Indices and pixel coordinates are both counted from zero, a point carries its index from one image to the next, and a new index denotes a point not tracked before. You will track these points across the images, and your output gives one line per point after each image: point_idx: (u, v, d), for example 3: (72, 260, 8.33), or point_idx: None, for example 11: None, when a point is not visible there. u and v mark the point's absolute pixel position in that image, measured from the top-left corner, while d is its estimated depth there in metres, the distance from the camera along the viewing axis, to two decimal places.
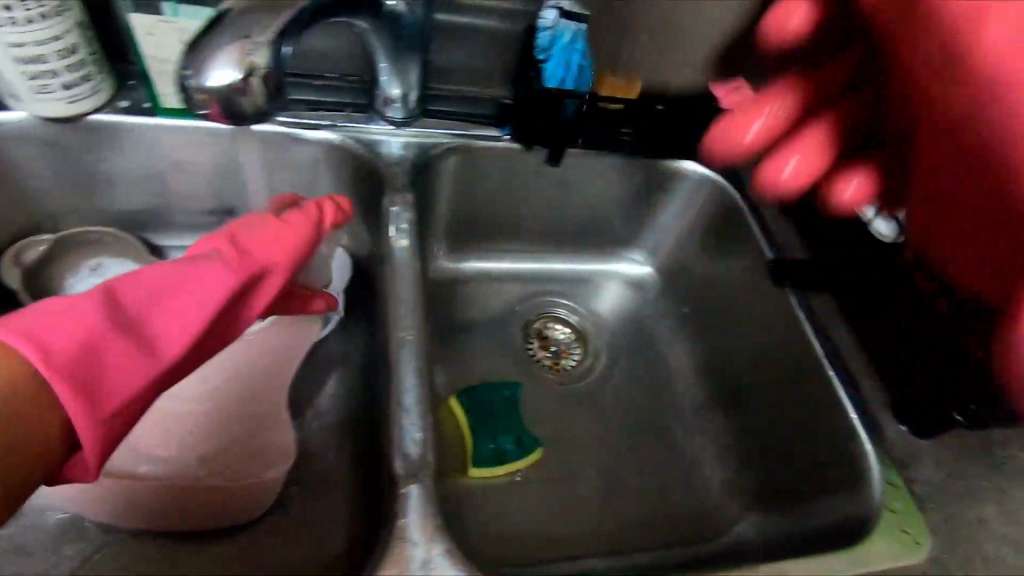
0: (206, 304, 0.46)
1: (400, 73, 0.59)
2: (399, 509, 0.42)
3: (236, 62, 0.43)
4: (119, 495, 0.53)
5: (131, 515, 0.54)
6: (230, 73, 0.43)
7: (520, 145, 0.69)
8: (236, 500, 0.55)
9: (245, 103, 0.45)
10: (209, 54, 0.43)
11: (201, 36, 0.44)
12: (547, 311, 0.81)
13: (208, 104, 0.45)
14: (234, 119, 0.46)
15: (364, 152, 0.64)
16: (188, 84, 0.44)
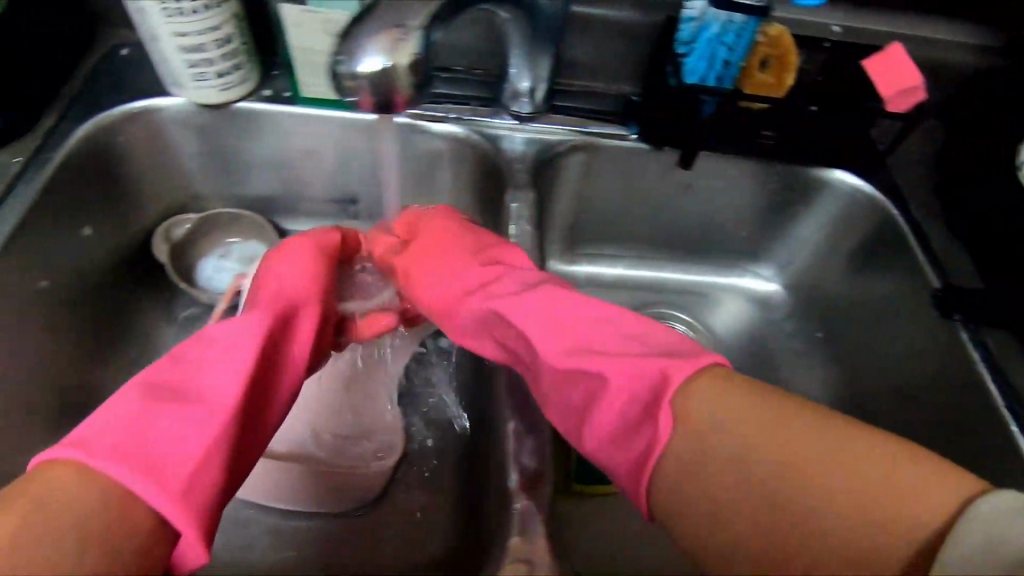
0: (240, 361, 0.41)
1: (532, 66, 0.57)
2: (514, 526, 0.40)
3: (390, 47, 0.33)
4: (273, 476, 0.53)
5: (293, 496, 0.54)
6: (384, 63, 0.33)
7: (647, 144, 0.65)
8: (361, 484, 0.55)
9: (400, 91, 0.34)
10: (358, 37, 0.33)
11: (352, 20, 0.34)
12: (660, 323, 0.75)
13: (359, 93, 0.34)
14: (386, 110, 0.36)
15: (488, 147, 0.63)
16: (339, 70, 0.33)
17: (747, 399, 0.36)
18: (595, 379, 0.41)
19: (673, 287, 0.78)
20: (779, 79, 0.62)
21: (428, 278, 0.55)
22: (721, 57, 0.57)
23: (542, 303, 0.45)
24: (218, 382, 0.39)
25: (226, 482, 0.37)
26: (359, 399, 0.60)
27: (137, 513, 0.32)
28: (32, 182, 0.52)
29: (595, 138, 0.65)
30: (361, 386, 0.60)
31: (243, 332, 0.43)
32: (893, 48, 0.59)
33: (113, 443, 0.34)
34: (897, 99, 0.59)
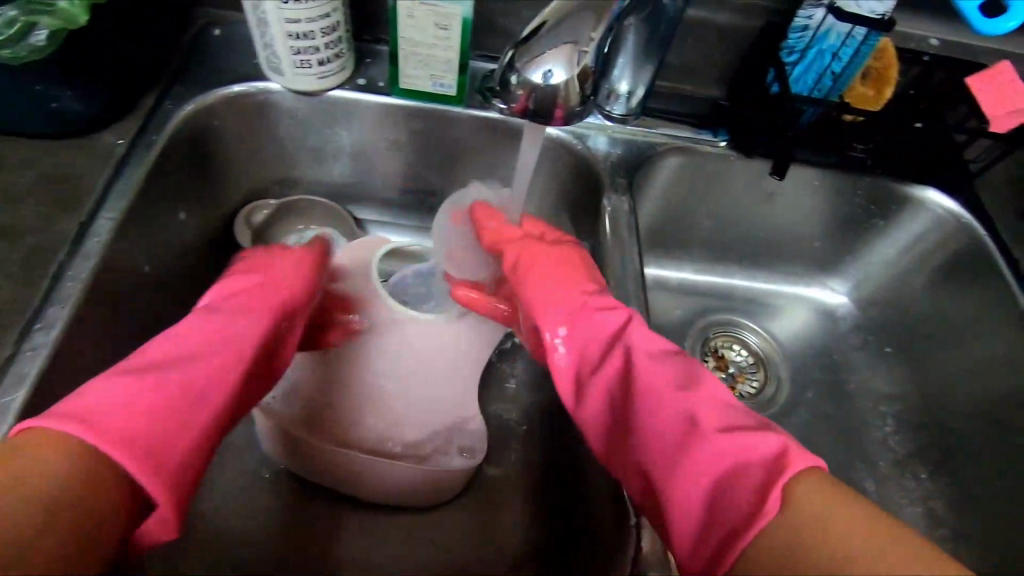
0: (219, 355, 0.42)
1: (637, 70, 0.56)
2: (637, 539, 0.43)
3: (569, 60, 0.41)
4: (359, 472, 0.54)
5: (378, 490, 0.55)
6: (559, 73, 0.41)
7: (737, 153, 0.64)
8: (443, 483, 0.55)
9: (565, 100, 0.43)
10: (544, 48, 0.41)
11: (532, 32, 0.41)
12: (728, 330, 0.75)
13: (526, 99, 0.42)
14: (547, 115, 0.44)
15: (578, 146, 0.63)
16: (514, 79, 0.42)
17: (857, 516, 0.33)
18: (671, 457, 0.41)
19: (739, 295, 0.77)
20: (882, 90, 0.61)
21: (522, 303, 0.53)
22: (831, 69, 0.57)
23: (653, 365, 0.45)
24: (193, 364, 0.40)
25: (196, 462, 0.37)
26: (445, 399, 0.59)
27: (104, 492, 0.31)
28: (138, 167, 0.51)
29: (686, 142, 0.64)
30: (444, 383, 0.59)
31: (228, 330, 0.44)
32: (1004, 67, 0.58)
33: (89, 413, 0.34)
34: (1006, 118, 0.58)
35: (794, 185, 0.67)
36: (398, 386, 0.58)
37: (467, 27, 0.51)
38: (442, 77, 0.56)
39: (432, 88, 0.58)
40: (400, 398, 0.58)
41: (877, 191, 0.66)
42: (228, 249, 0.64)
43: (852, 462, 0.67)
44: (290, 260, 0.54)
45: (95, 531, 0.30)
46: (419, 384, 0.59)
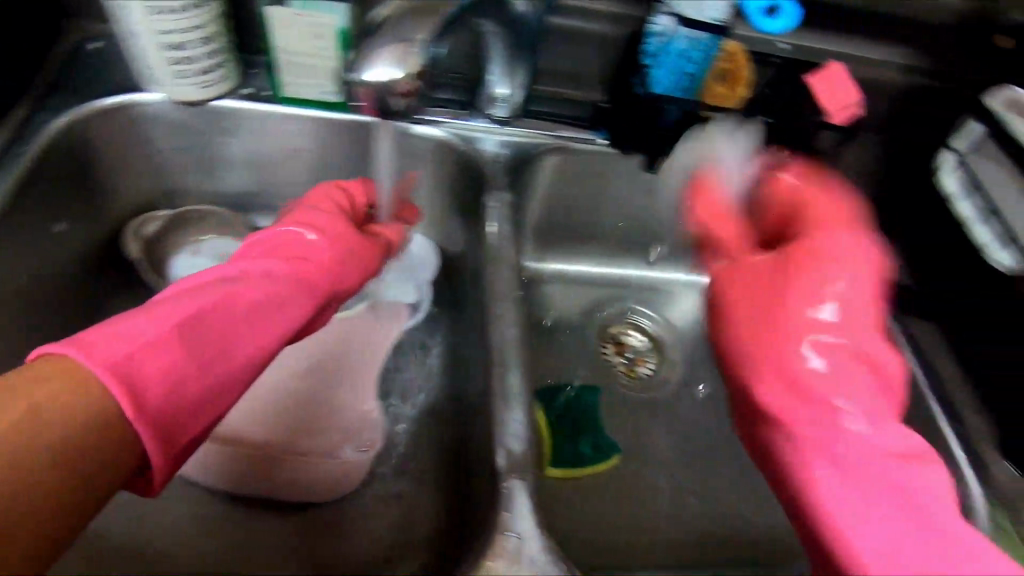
0: (239, 319, 0.45)
1: (509, 73, 0.60)
2: (502, 504, 0.42)
3: (399, 60, 0.40)
4: (250, 466, 0.56)
5: (269, 486, 0.56)
6: (391, 73, 0.41)
7: (617, 150, 0.69)
8: (330, 474, 0.57)
9: (400, 101, 0.43)
10: (376, 47, 0.40)
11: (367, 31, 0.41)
12: (626, 317, 0.80)
13: (363, 97, 0.42)
14: (386, 113, 0.44)
15: (464, 148, 0.65)
16: (350, 78, 0.42)
17: None
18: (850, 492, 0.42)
19: (636, 284, 0.82)
20: (732, 86, 0.68)
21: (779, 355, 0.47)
22: (686, 71, 0.63)
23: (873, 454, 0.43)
24: (229, 319, 0.44)
25: (187, 422, 0.39)
26: (340, 391, 0.62)
27: (110, 441, 0.34)
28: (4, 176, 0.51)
29: (567, 142, 0.68)
30: (339, 379, 0.63)
31: (252, 292, 0.47)
32: (835, 66, 0.66)
33: (129, 357, 0.37)
34: (838, 112, 0.66)
35: None
36: (297, 378, 0.62)
37: (342, 37, 0.53)
38: (325, 85, 0.59)
39: (317, 96, 0.60)
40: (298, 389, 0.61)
41: None
42: (118, 261, 0.64)
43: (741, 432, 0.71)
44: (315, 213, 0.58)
45: (90, 494, 0.33)
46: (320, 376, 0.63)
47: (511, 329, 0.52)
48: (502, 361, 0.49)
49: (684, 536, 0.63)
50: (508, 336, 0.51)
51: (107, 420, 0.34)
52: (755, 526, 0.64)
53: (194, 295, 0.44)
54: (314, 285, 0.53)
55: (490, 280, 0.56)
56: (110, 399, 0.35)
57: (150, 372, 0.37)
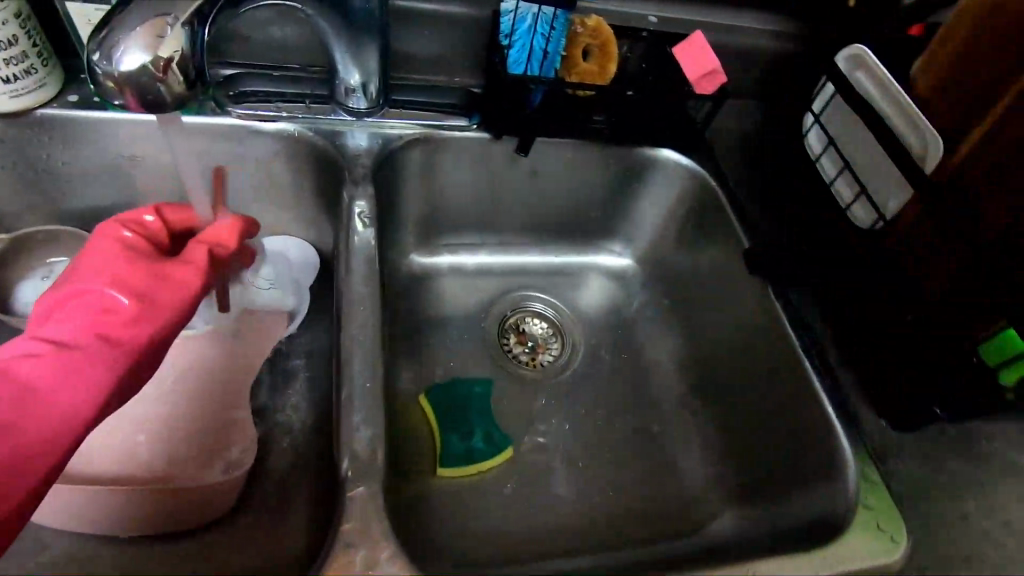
0: (44, 388, 0.42)
1: (357, 60, 0.57)
2: (345, 515, 0.40)
3: (151, 43, 0.34)
4: (102, 503, 0.50)
5: (135, 523, 0.51)
6: (143, 56, 0.34)
7: (489, 134, 0.67)
8: (199, 500, 0.53)
9: (167, 89, 0.35)
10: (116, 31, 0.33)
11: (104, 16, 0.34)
12: (527, 306, 0.79)
13: (122, 94, 0.35)
14: (155, 109, 0.36)
15: (326, 144, 0.62)
16: (94, 70, 0.34)
17: None
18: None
19: (535, 271, 0.80)
20: (597, 62, 0.66)
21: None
22: (541, 47, 0.61)
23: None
24: (36, 391, 0.41)
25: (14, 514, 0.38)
26: (209, 410, 0.58)
27: None
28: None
29: (436, 130, 0.66)
30: (208, 396, 0.59)
31: (48, 357, 0.43)
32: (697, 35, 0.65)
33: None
34: (701, 81, 0.65)
35: (551, 159, 0.72)
36: (151, 406, 0.57)
37: None
38: None
39: None
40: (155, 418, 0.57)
41: (621, 157, 0.72)
42: None
43: (641, 409, 0.71)
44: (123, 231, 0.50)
45: None
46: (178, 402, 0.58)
47: (365, 329, 0.50)
48: (353, 363, 0.47)
49: (581, 520, 0.62)
50: (361, 337, 0.49)
51: None
52: (653, 502, 0.64)
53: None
54: (137, 312, 0.47)
55: (341, 278, 0.53)
56: None
57: None
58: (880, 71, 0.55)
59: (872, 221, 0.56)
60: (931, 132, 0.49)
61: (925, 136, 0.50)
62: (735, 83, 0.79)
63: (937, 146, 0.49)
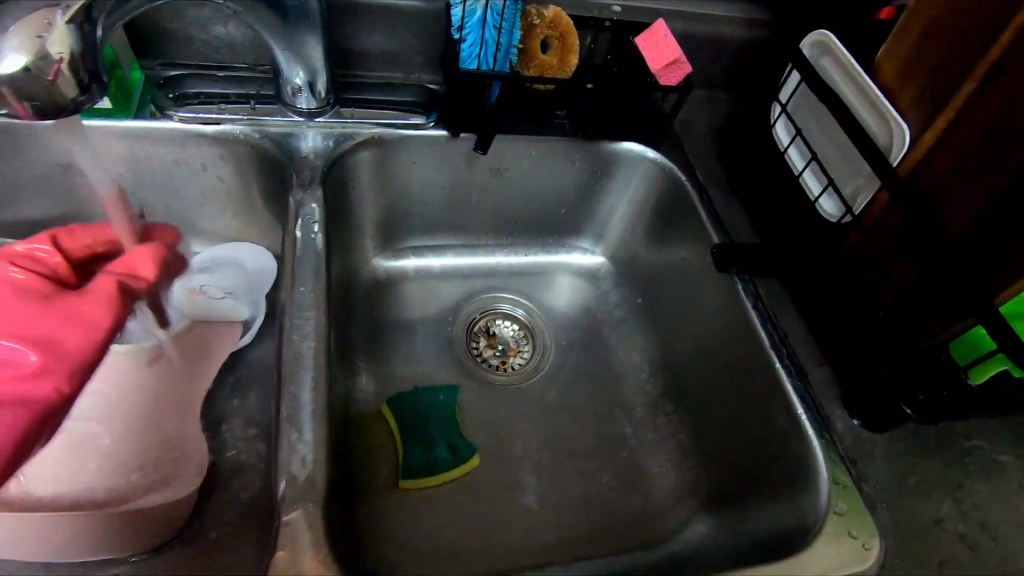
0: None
1: (300, 59, 0.55)
2: (279, 541, 0.38)
3: (27, 47, 0.36)
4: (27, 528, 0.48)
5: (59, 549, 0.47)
6: (19, 56, 0.35)
7: (445, 133, 0.64)
8: (134, 531, 0.49)
9: (61, 87, 0.37)
10: None
11: None
12: (496, 308, 0.77)
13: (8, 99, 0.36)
14: (42, 111, 0.37)
15: (274, 148, 0.59)
16: None
17: None
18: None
19: (505, 271, 0.78)
20: (557, 55, 0.64)
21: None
22: (492, 40, 0.58)
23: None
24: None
25: None
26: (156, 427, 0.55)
27: None
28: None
29: (390, 129, 0.63)
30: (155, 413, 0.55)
31: None
32: (658, 25, 0.62)
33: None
34: (665, 72, 0.63)
35: (514, 157, 0.69)
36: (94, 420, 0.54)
37: None
38: None
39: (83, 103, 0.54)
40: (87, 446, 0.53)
41: (590, 153, 0.70)
42: None
43: (612, 413, 0.69)
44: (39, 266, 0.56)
45: None
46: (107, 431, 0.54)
47: (308, 342, 0.47)
48: (293, 379, 0.45)
49: (549, 529, 0.60)
50: (302, 350, 0.47)
51: None
52: (622, 509, 0.63)
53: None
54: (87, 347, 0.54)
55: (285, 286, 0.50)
56: None
57: None
58: (845, 58, 0.53)
59: (839, 215, 0.54)
60: (895, 119, 0.48)
61: (889, 123, 0.48)
62: (705, 72, 0.76)
63: (901, 134, 0.48)
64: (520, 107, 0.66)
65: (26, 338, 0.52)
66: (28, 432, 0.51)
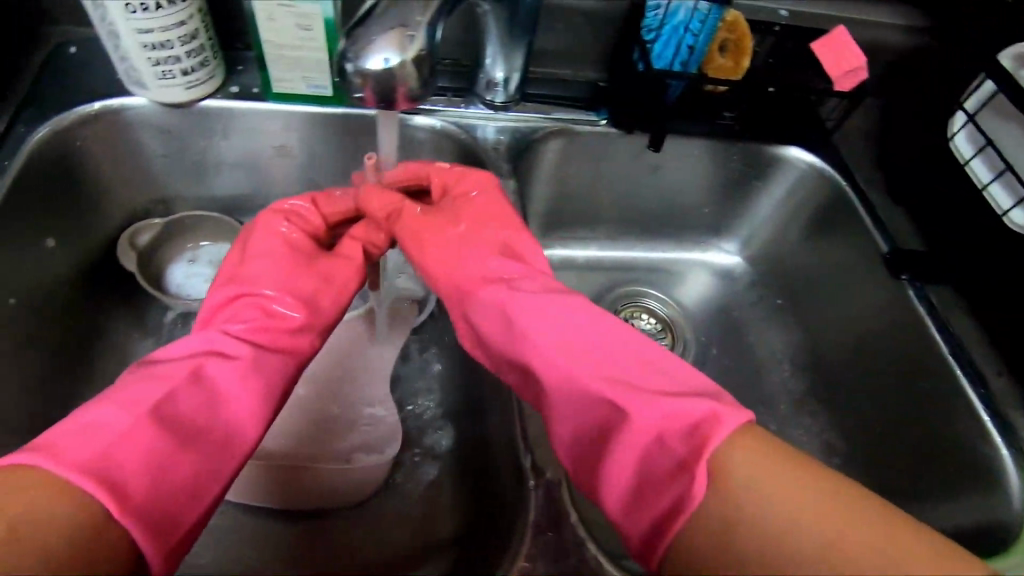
0: (229, 403, 0.44)
1: (508, 57, 0.58)
2: (532, 505, 0.43)
3: (402, 45, 0.34)
4: (259, 473, 0.54)
5: (282, 498, 0.54)
6: (395, 58, 0.34)
7: (617, 130, 0.67)
8: (340, 486, 0.55)
9: (406, 92, 0.35)
10: (373, 36, 0.34)
11: (362, 15, 0.34)
12: (635, 301, 0.78)
13: (368, 91, 0.35)
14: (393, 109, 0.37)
15: (465, 137, 0.64)
16: (347, 69, 0.34)
17: None
18: (620, 405, 0.40)
19: (643, 266, 0.81)
20: (737, 58, 0.65)
21: (452, 261, 0.53)
22: (686, 43, 0.61)
23: (612, 333, 0.45)
24: (229, 398, 0.44)
25: (204, 510, 0.39)
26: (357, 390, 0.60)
27: (110, 544, 0.33)
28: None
29: (567, 124, 0.67)
30: (355, 379, 0.61)
31: (228, 356, 0.46)
32: (837, 31, 0.63)
33: (105, 456, 0.36)
34: (843, 78, 0.63)
35: (675, 157, 0.71)
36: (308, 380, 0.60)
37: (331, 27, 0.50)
38: (315, 79, 0.56)
39: (308, 91, 0.57)
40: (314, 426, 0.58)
41: (750, 155, 0.70)
42: (121, 277, 0.62)
43: (756, 409, 0.70)
44: (286, 221, 0.53)
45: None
46: (310, 413, 0.58)
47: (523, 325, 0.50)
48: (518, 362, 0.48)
49: None
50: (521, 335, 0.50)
51: (77, 532, 0.32)
52: None
53: (169, 380, 0.42)
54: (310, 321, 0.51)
55: None
56: (94, 505, 0.34)
57: (139, 475, 0.36)
58: None
59: None
60: None
61: None
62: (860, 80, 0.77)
63: None
64: (685, 112, 0.69)
65: (300, 294, 0.50)
66: (291, 386, 0.48)
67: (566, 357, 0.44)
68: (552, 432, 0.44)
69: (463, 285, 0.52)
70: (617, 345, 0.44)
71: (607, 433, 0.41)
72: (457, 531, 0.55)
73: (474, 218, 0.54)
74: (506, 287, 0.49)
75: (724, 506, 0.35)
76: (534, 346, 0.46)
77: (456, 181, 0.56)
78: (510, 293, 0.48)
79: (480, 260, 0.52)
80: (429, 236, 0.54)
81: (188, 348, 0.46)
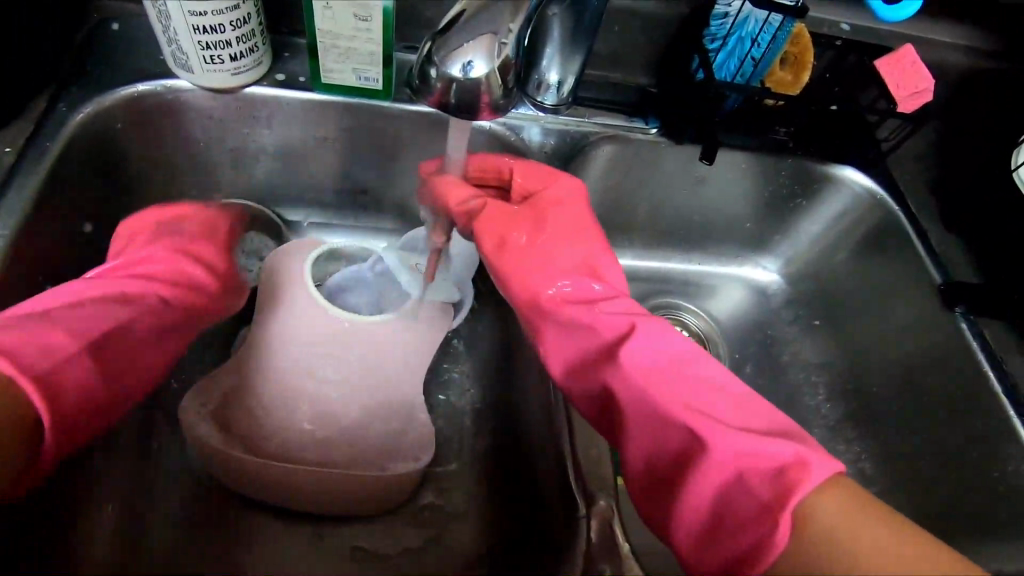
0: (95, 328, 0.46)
1: (566, 60, 0.56)
2: (591, 531, 0.45)
3: (487, 54, 0.37)
4: (284, 477, 0.54)
5: (309, 500, 0.55)
6: (478, 66, 0.38)
7: (668, 139, 0.65)
8: (361, 494, 0.55)
9: (484, 96, 0.39)
10: (459, 42, 0.37)
11: (450, 22, 0.38)
12: (669, 313, 0.77)
13: (447, 93, 0.39)
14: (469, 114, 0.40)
15: (512, 138, 0.63)
16: (431, 72, 0.38)
17: None
18: (700, 434, 0.42)
19: (678, 278, 0.79)
20: (797, 70, 0.63)
21: (531, 275, 0.52)
22: (749, 55, 0.59)
23: (699, 364, 0.46)
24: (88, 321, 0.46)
25: (79, 429, 0.45)
26: (387, 395, 0.59)
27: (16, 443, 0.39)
28: (18, 198, 0.47)
29: (617, 130, 0.65)
30: (383, 384, 0.59)
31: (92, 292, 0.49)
32: (903, 51, 0.61)
33: (40, 361, 0.41)
34: (907, 100, 0.62)
35: (725, 168, 0.68)
36: (343, 384, 0.58)
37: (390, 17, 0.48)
38: (367, 71, 0.54)
39: (357, 83, 0.55)
40: (277, 414, 0.57)
41: (802, 174, 0.68)
42: None
43: None
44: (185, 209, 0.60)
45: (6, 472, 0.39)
46: (309, 408, 0.57)
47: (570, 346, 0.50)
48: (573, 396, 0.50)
49: None
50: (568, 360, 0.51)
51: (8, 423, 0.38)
52: None
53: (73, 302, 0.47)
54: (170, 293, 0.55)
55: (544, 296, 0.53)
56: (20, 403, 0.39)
57: (58, 384, 0.42)
58: None
59: None
60: None
61: None
62: None
63: None
64: (741, 123, 0.66)
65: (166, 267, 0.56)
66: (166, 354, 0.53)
67: (650, 385, 0.45)
68: (625, 457, 0.46)
69: (544, 303, 0.51)
70: (706, 378, 0.45)
71: (682, 465, 0.42)
72: (497, 539, 0.58)
73: (558, 228, 0.53)
74: (588, 306, 0.51)
75: (803, 553, 0.35)
76: (618, 368, 0.47)
77: (547, 184, 0.54)
78: (592, 313, 0.50)
79: (555, 278, 0.52)
80: (513, 238, 0.52)
81: (99, 284, 0.50)
